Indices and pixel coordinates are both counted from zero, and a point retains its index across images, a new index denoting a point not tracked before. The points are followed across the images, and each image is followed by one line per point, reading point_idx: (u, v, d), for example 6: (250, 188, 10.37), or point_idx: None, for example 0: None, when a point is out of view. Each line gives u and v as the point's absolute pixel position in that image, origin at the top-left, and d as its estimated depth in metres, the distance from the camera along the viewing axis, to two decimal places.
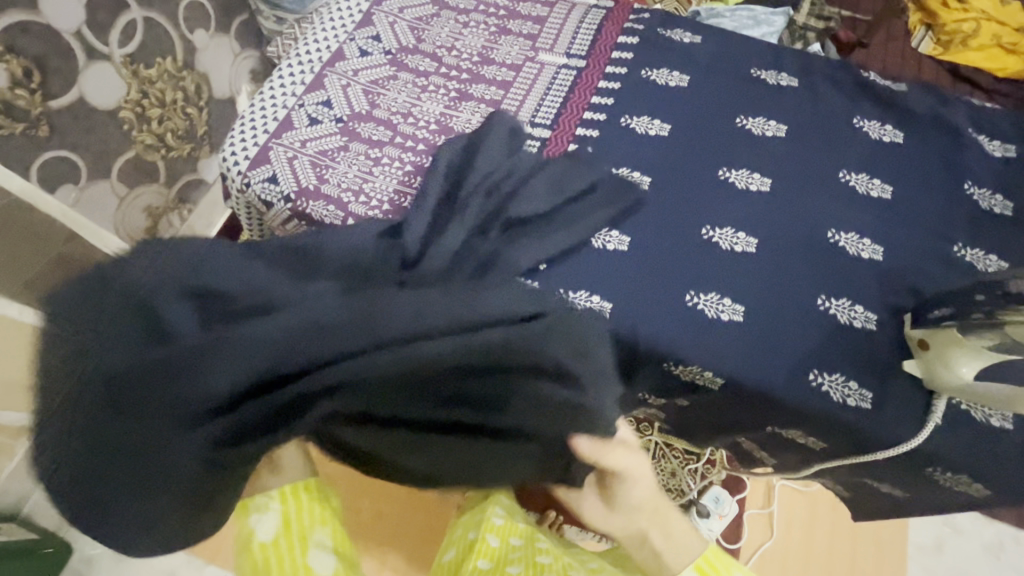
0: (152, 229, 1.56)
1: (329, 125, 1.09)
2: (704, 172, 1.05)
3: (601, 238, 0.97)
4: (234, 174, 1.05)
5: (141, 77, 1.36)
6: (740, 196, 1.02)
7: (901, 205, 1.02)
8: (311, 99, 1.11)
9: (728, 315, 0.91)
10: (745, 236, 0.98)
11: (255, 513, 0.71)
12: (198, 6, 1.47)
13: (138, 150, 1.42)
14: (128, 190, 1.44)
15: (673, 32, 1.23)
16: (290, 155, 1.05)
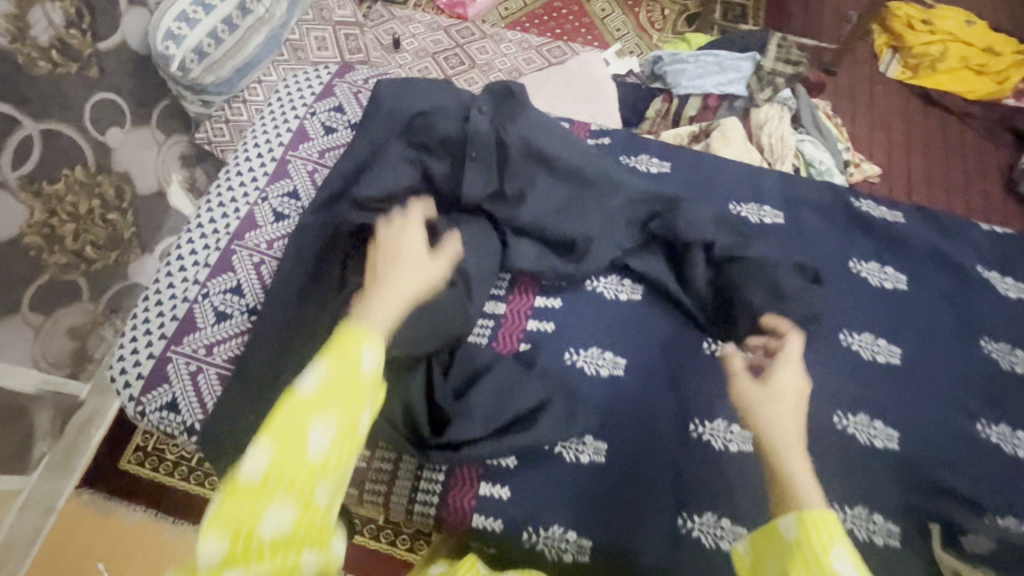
0: (80, 349, 1.40)
1: (238, 320, 0.97)
2: (687, 339, 0.99)
3: (572, 450, 0.91)
4: (128, 397, 0.95)
5: (45, 195, 1.20)
6: (730, 373, 0.96)
7: (911, 367, 0.97)
8: (217, 287, 0.98)
9: (728, 543, 0.86)
10: (740, 430, 0.91)
11: (375, 320, 0.70)
12: (109, 103, 1.31)
13: (53, 271, 1.27)
14: (44, 317, 1.28)
15: (639, 161, 1.13)
16: (192, 367, 0.94)
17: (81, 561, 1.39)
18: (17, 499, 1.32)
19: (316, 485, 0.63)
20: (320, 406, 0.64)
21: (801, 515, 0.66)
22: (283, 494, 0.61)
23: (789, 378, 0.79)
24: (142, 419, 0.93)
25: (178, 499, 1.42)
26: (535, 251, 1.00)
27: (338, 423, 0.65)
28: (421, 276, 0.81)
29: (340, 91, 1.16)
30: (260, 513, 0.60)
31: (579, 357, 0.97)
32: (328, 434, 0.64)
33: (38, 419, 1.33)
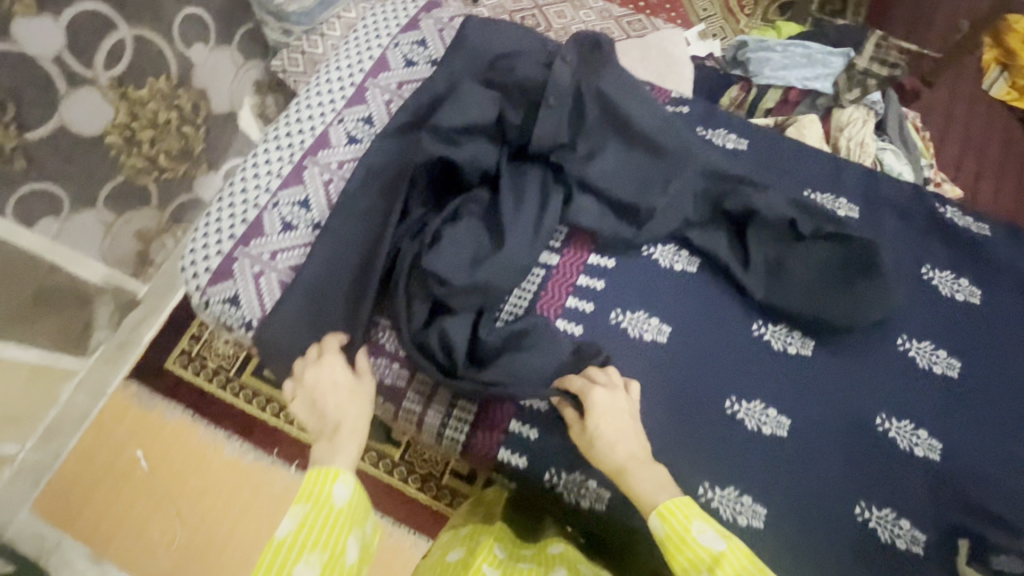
0: (143, 252, 1.48)
1: (304, 231, 0.99)
2: (737, 321, 0.97)
3: None
4: (194, 286, 0.97)
5: (129, 99, 1.26)
6: (776, 358, 0.94)
7: (970, 388, 0.93)
8: (286, 197, 1.00)
9: (746, 519, 0.86)
10: (775, 415, 0.91)
11: (340, 479, 0.77)
12: (197, 19, 1.35)
13: (129, 174, 1.33)
14: (115, 216, 1.35)
15: (716, 134, 1.11)
16: (257, 267, 0.97)
17: (121, 449, 1.49)
18: (72, 379, 1.43)
19: (340, 546, 0.74)
20: (333, 486, 0.77)
21: (660, 509, 0.75)
22: (309, 551, 0.71)
23: (613, 427, 0.83)
24: (205, 308, 0.97)
25: (214, 404, 1.51)
26: (593, 215, 0.99)
27: (342, 491, 0.77)
28: (345, 396, 0.86)
29: (424, 26, 1.16)
30: (291, 567, 0.69)
31: (624, 318, 0.96)
32: (338, 497, 0.76)
33: (99, 311, 1.42)
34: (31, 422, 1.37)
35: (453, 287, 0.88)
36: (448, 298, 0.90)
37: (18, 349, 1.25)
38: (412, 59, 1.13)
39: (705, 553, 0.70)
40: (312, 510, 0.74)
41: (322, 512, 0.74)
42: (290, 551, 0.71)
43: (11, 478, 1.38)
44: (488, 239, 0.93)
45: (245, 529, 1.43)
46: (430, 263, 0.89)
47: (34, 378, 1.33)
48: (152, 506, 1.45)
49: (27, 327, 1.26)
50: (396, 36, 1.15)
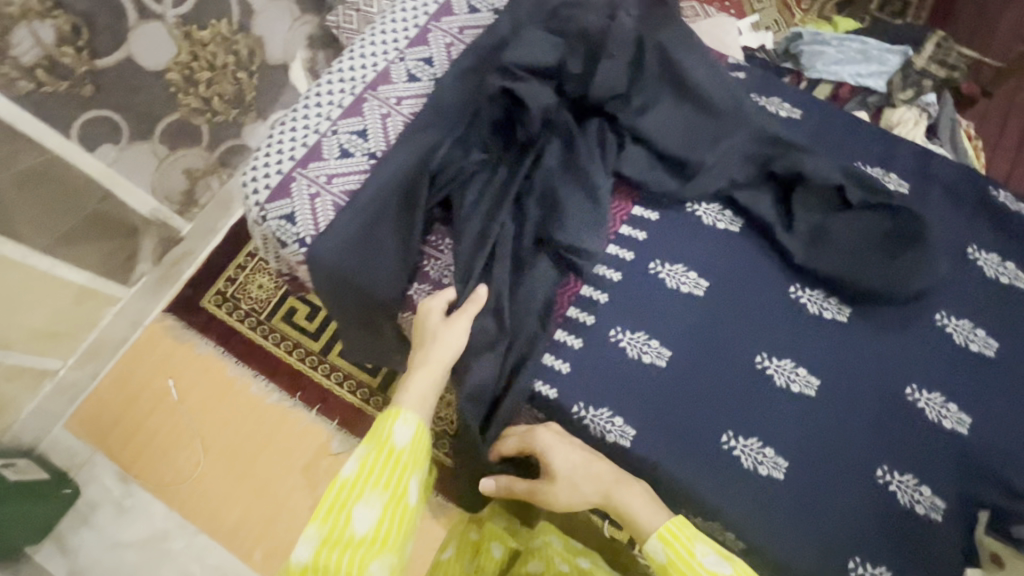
0: (189, 191, 1.53)
1: (361, 160, 0.98)
2: (774, 285, 0.97)
3: (637, 347, 0.93)
4: (252, 203, 0.98)
5: (192, 39, 1.30)
6: (810, 322, 0.95)
7: (1007, 382, 0.91)
8: (346, 125, 0.99)
9: (768, 469, 0.87)
10: (805, 373, 0.92)
11: (400, 421, 0.79)
12: None
13: (184, 113, 1.38)
14: (168, 152, 1.40)
15: (770, 102, 1.11)
16: (313, 190, 0.96)
17: (154, 376, 1.55)
18: (114, 306, 1.50)
19: (402, 486, 0.76)
20: (393, 430, 0.79)
21: (660, 531, 0.76)
22: (372, 491, 0.74)
23: (564, 460, 0.84)
24: (262, 225, 0.97)
25: (244, 343, 1.57)
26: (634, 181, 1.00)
27: (404, 434, 0.79)
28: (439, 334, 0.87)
29: None
30: (355, 504, 0.73)
31: (664, 269, 0.98)
32: (399, 440, 0.78)
33: (144, 243, 1.48)
34: (73, 342, 1.44)
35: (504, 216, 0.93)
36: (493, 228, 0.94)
37: (68, 270, 1.32)
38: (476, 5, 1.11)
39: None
40: (374, 452, 0.77)
41: (384, 456, 0.76)
42: (354, 490, 0.74)
43: (51, 392, 1.46)
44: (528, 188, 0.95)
45: (263, 466, 1.48)
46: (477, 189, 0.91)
47: (81, 299, 1.39)
48: (179, 433, 1.51)
49: (79, 250, 1.32)
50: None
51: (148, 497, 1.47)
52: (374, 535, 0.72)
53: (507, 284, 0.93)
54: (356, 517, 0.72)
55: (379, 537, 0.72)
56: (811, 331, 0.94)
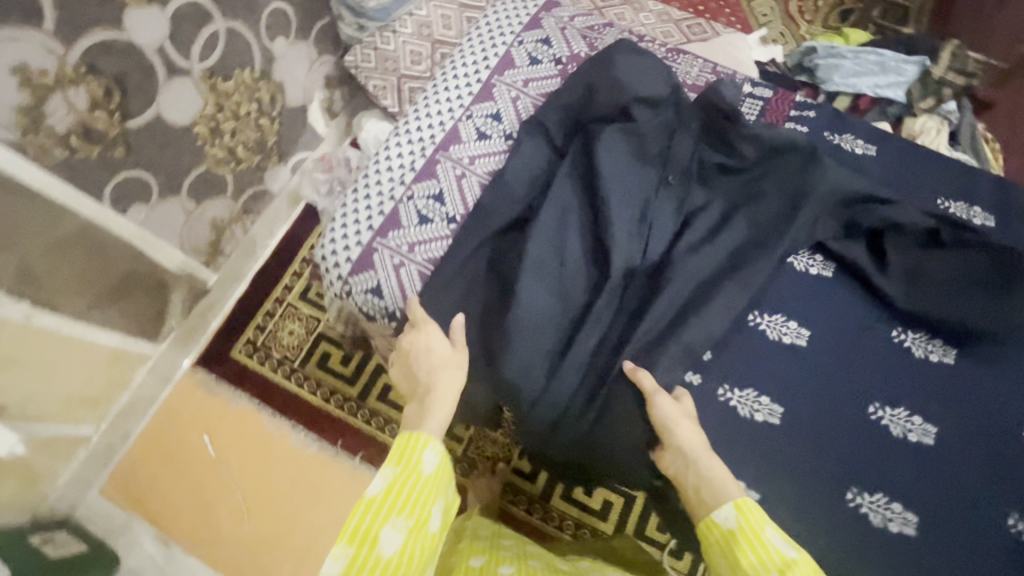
0: (215, 241, 1.50)
1: (439, 225, 1.08)
2: (876, 333, 1.00)
3: (752, 407, 0.96)
4: (337, 275, 1.07)
5: (217, 90, 1.28)
6: (919, 367, 0.97)
7: None
8: (421, 190, 1.09)
9: (898, 526, 0.90)
10: (920, 421, 0.94)
11: (427, 448, 0.76)
12: (280, 13, 1.37)
13: (210, 164, 1.35)
14: (195, 205, 1.37)
15: (843, 140, 1.13)
16: (396, 259, 1.06)
17: (189, 432, 1.52)
18: (144, 364, 1.45)
19: (426, 514, 0.74)
20: (424, 455, 0.76)
21: (740, 502, 0.73)
22: (396, 518, 0.71)
23: (667, 410, 0.87)
24: (348, 296, 1.07)
25: (280, 394, 1.53)
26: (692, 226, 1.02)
27: (431, 460, 0.76)
28: (448, 362, 0.90)
29: (547, 26, 1.23)
30: (377, 530, 0.70)
31: (770, 322, 1.01)
32: (427, 467, 0.76)
33: (174, 297, 1.45)
34: (106, 405, 1.40)
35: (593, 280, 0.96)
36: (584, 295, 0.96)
37: (99, 332, 1.27)
38: (532, 56, 1.19)
39: (774, 555, 0.67)
40: (403, 476, 0.74)
41: (412, 482, 0.74)
42: (379, 515, 0.71)
43: (85, 458, 1.41)
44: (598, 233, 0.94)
45: (309, 520, 1.45)
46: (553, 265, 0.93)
47: (112, 361, 1.35)
48: (220, 489, 1.48)
49: (111, 312, 1.28)
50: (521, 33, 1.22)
51: (193, 560, 1.43)
52: (396, 562, 0.69)
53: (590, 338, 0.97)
54: (380, 541, 0.69)
55: (400, 559, 0.69)
56: (880, 365, 0.98)
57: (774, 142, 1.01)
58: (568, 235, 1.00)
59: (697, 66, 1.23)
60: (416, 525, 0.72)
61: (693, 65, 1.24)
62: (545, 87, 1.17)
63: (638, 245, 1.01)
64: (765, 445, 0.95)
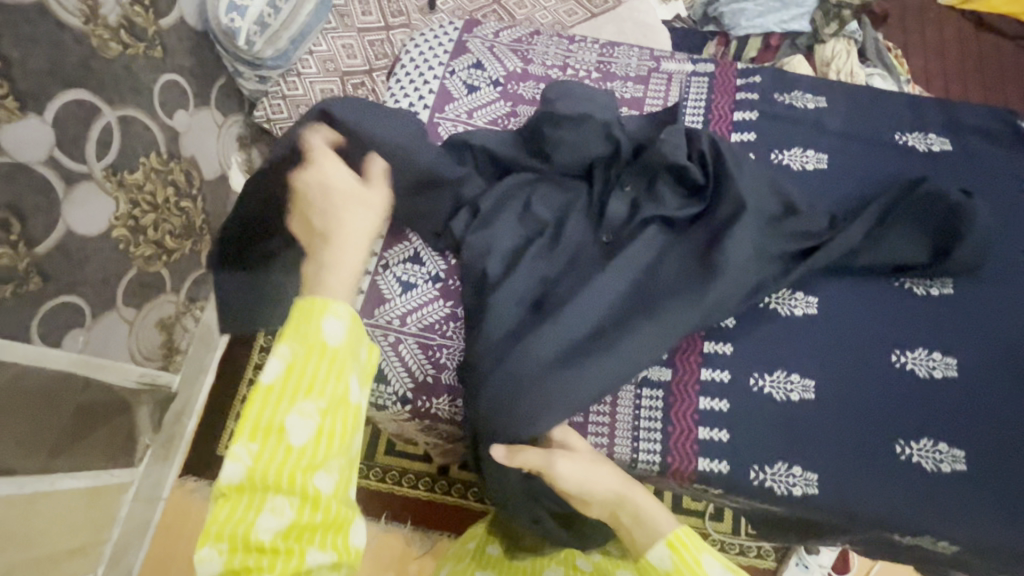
0: (168, 342, 1.38)
1: (425, 286, 0.99)
2: (877, 277, 0.93)
3: (781, 389, 0.87)
4: None
5: (126, 185, 1.17)
6: (925, 305, 0.91)
7: None
8: (396, 257, 1.01)
9: (950, 466, 0.83)
10: (941, 357, 0.88)
11: (326, 316, 0.66)
12: (174, 86, 1.26)
13: (140, 265, 1.24)
14: (136, 312, 1.26)
15: (793, 97, 1.04)
16: (391, 338, 0.95)
17: (196, 547, 1.41)
18: (128, 492, 1.34)
19: (339, 390, 0.65)
20: (324, 323, 0.66)
21: (674, 538, 0.70)
22: (305, 402, 0.64)
23: (571, 470, 0.73)
24: None
25: None
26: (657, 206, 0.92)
27: (335, 329, 0.66)
28: (353, 196, 0.78)
29: (474, 48, 1.12)
30: (282, 419, 0.63)
31: (785, 301, 0.92)
32: (332, 338, 0.66)
33: (140, 414, 1.33)
34: (99, 548, 1.28)
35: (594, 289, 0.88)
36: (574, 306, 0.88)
37: (68, 478, 1.15)
38: (463, 84, 1.08)
39: None
40: (302, 355, 0.64)
41: (317, 365, 0.65)
42: (282, 402, 0.63)
43: None
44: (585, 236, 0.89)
45: None
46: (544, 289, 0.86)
47: (91, 502, 1.23)
48: None
49: (76, 451, 1.17)
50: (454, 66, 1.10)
51: None
52: (310, 450, 0.63)
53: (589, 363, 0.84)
54: (288, 429, 0.63)
55: (318, 441, 0.64)
56: (887, 300, 0.91)
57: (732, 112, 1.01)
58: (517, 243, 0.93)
59: (634, 56, 1.12)
60: (327, 406, 0.64)
61: (630, 57, 1.13)
62: (490, 115, 1.06)
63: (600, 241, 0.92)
64: (792, 413, 0.86)
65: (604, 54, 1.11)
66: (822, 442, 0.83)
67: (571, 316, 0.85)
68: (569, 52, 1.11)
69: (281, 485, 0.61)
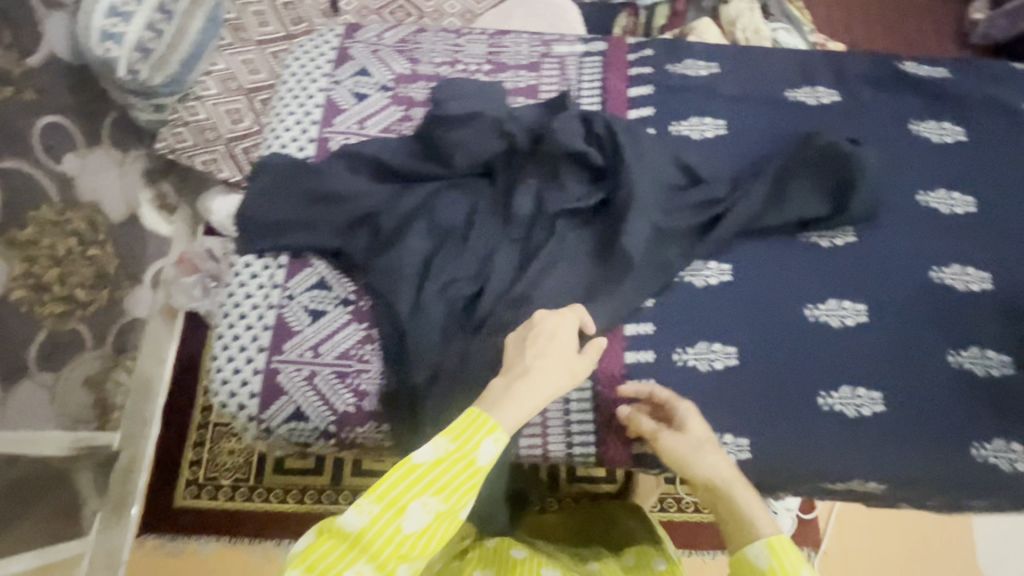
0: (100, 402, 1.31)
1: (334, 310, 0.84)
2: (787, 237, 0.91)
3: (702, 357, 0.85)
4: (243, 421, 0.81)
5: (19, 244, 1.08)
6: (832, 255, 0.90)
7: (989, 213, 0.91)
8: (300, 284, 0.85)
9: (870, 409, 0.83)
10: (852, 304, 0.87)
11: (489, 438, 0.65)
12: (57, 125, 1.16)
13: (51, 324, 1.16)
14: (55, 376, 1.18)
15: (689, 66, 0.99)
16: (303, 372, 0.81)
17: None
18: (83, 561, 1.28)
19: (458, 502, 0.65)
20: (482, 442, 0.65)
21: (773, 541, 0.65)
22: (426, 497, 0.63)
23: (675, 440, 0.76)
24: (268, 438, 0.81)
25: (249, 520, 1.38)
26: (558, 194, 0.87)
27: (490, 453, 0.65)
28: (561, 356, 0.73)
29: (356, 53, 0.97)
30: (408, 500, 0.62)
31: (705, 271, 0.89)
32: (481, 461, 0.65)
33: (81, 481, 1.26)
34: None
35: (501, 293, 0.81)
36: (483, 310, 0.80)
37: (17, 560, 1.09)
38: (344, 91, 0.94)
39: None
40: (452, 456, 0.64)
41: (456, 475, 0.64)
42: (415, 485, 0.63)
43: None
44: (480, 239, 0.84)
45: None
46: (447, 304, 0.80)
47: None
48: None
49: (16, 533, 1.09)
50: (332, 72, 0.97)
51: None
52: (410, 541, 0.62)
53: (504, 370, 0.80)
54: (407, 512, 0.62)
55: (417, 537, 0.63)
56: (795, 255, 0.90)
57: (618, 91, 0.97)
58: (421, 256, 0.82)
59: (523, 43, 1.01)
60: (440, 509, 0.64)
61: (520, 44, 1.02)
62: (383, 123, 0.93)
63: (508, 244, 0.84)
64: (714, 386, 0.84)
65: (492, 40, 1.00)
66: (740, 411, 0.83)
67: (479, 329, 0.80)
68: (456, 42, 1.00)
69: (361, 557, 0.61)
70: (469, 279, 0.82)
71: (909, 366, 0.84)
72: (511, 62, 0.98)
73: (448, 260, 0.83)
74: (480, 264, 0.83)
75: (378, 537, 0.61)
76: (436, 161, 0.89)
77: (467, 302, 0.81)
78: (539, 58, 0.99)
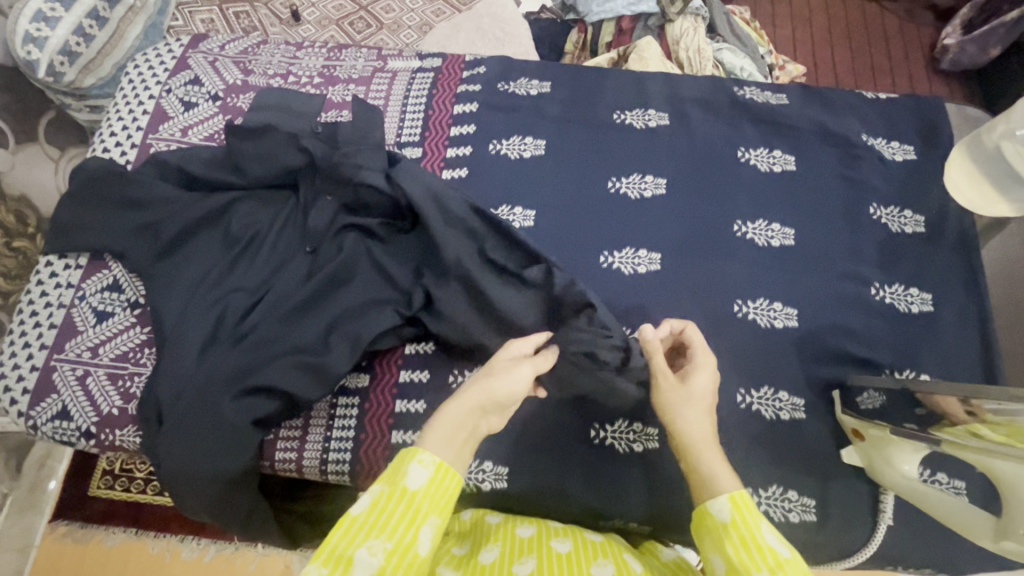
0: None
1: (119, 318, 0.64)
2: (686, 280, 0.65)
3: (611, 436, 0.60)
4: (15, 419, 0.62)
5: None
6: (749, 307, 0.63)
7: (949, 252, 0.66)
8: (94, 285, 0.65)
9: (798, 514, 0.56)
10: (780, 306, 0.63)
11: (416, 459, 0.42)
12: None
13: None
14: None
15: (517, 84, 0.76)
16: (73, 373, 0.62)
17: None
18: None
19: (408, 537, 0.40)
20: (407, 472, 0.41)
21: (737, 496, 0.42)
22: (372, 542, 0.39)
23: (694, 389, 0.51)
24: (36, 437, 0.62)
25: (160, 542, 0.90)
26: (357, 210, 0.66)
27: (421, 481, 0.41)
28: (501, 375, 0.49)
29: (193, 63, 0.77)
30: (350, 550, 0.38)
31: (614, 258, 0.66)
32: (413, 487, 0.41)
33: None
34: None
35: (257, 339, 0.60)
36: (227, 361, 0.58)
37: None
38: (138, 96, 0.75)
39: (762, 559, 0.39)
40: (388, 490, 0.41)
41: (399, 507, 0.40)
42: (356, 532, 0.39)
43: None
44: (246, 267, 0.64)
45: None
46: (178, 351, 0.58)
47: None
48: None
49: None
50: (152, 52, 0.80)
51: None
52: (405, 540, 0.40)
53: (249, 411, 0.57)
54: (352, 567, 0.37)
55: None
56: (694, 285, 0.64)
57: (466, 84, 0.75)
58: (203, 268, 0.63)
59: (363, 57, 0.79)
60: (438, 508, 0.42)
61: (359, 57, 0.80)
62: (169, 131, 0.73)
63: (302, 254, 0.65)
64: (567, 435, 0.61)
65: (331, 52, 0.79)
66: (564, 471, 0.59)
67: (219, 359, 0.58)
68: (295, 54, 0.79)
69: (350, 544, 0.39)
70: (253, 289, 0.63)
71: (837, 450, 0.59)
72: (346, 50, 0.81)
73: (221, 272, 0.63)
74: (241, 294, 0.62)
75: (367, 537, 0.39)
76: (227, 158, 0.67)
77: (238, 324, 0.61)
78: (379, 53, 0.79)
